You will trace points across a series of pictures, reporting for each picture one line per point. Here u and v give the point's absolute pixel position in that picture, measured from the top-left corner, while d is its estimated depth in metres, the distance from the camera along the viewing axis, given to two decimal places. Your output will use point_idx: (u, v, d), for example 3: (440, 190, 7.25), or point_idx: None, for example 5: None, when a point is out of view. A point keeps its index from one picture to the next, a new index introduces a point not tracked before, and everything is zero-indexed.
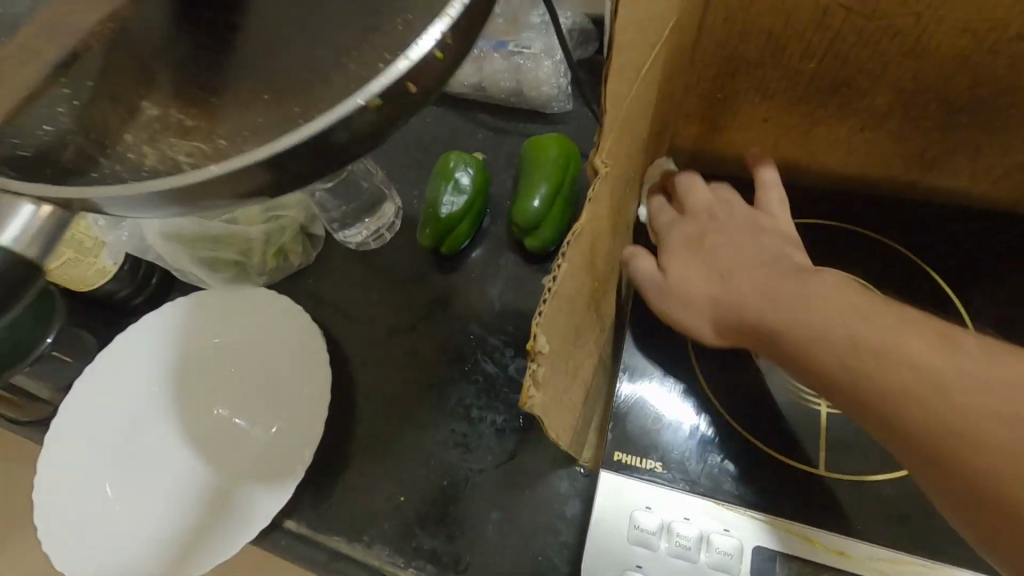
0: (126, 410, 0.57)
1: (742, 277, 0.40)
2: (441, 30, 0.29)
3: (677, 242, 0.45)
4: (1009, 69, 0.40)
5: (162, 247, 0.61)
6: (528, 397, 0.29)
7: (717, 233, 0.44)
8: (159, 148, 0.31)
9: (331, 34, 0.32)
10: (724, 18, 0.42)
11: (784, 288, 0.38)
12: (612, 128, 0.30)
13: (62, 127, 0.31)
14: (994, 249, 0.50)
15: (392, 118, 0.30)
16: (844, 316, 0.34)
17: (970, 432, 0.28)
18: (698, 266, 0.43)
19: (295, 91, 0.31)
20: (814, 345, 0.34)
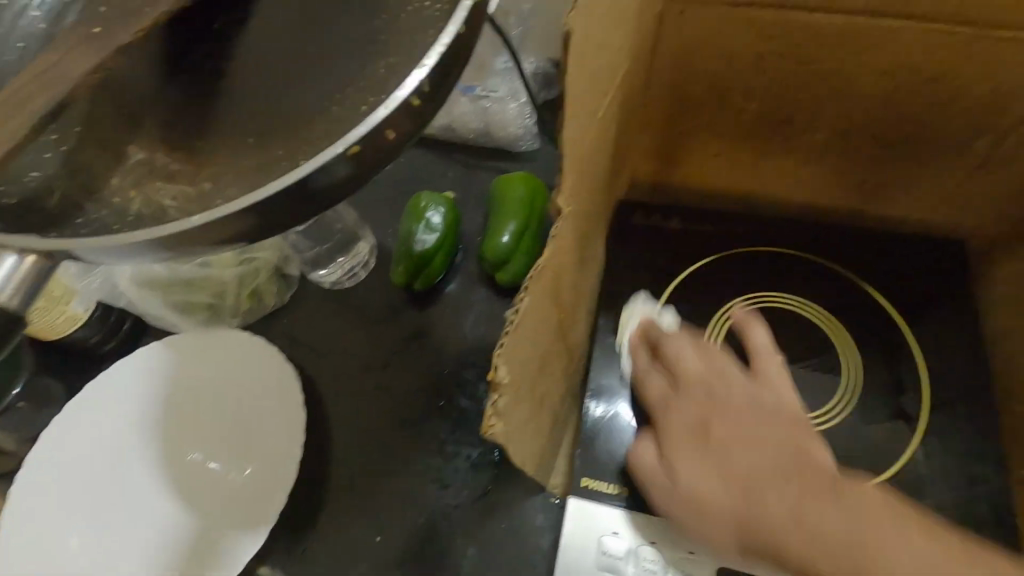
0: (95, 458, 0.56)
1: (753, 467, 0.37)
2: (419, 79, 0.31)
3: (681, 431, 0.40)
4: (930, 108, 0.43)
5: (133, 292, 0.61)
6: (490, 427, 0.30)
7: (719, 422, 0.40)
8: (140, 202, 0.33)
9: (313, 81, 0.34)
10: (673, 63, 0.45)
11: (808, 514, 0.35)
12: (571, 169, 0.32)
13: (48, 171, 0.33)
14: (936, 272, 0.53)
15: (375, 161, 0.31)
16: (870, 530, 0.34)
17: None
18: (706, 463, 0.38)
19: (281, 129, 0.33)
20: (793, 534, 0.35)
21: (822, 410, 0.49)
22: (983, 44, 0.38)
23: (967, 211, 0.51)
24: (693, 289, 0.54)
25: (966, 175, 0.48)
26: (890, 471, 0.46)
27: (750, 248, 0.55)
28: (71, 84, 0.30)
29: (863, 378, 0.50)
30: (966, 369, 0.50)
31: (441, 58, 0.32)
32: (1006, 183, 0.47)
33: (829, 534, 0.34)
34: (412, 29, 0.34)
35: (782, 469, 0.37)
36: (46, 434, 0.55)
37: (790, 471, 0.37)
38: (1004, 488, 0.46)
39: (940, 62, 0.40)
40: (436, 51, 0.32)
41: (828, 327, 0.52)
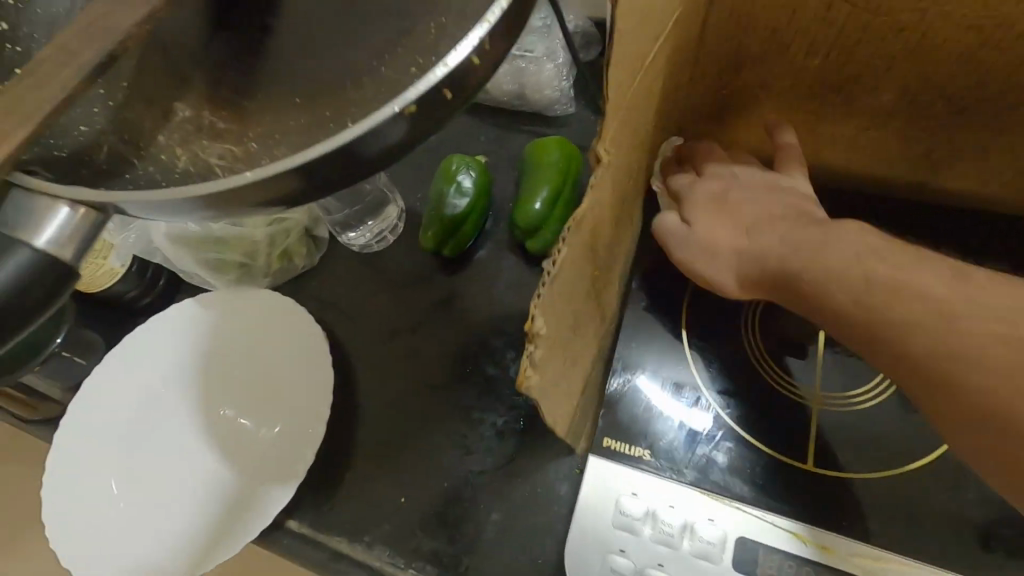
0: (133, 409, 0.57)
1: (766, 234, 0.43)
2: (481, 34, 0.29)
3: (700, 199, 0.47)
4: (1018, 66, 0.39)
5: (167, 248, 0.61)
6: (526, 378, 0.29)
7: (736, 191, 0.47)
8: (197, 156, 0.34)
9: (359, 40, 0.34)
10: (730, 14, 0.42)
11: (792, 242, 0.41)
12: (615, 117, 0.30)
13: (97, 126, 0.33)
14: (1000, 251, 0.49)
15: (423, 124, 0.30)
16: (854, 242, 0.38)
17: (954, 333, 0.32)
18: (721, 221, 0.45)
19: (324, 95, 0.33)
20: (789, 258, 0.40)
21: (861, 391, 0.48)
22: None
23: None
24: None
25: None
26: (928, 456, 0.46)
27: None
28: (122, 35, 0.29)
29: None
30: None
31: (503, 16, 0.30)
32: None
33: (813, 261, 0.39)
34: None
35: (793, 215, 0.43)
36: (91, 380, 0.58)
37: (790, 225, 0.43)
38: None
39: None
40: (496, 7, 0.30)
41: None
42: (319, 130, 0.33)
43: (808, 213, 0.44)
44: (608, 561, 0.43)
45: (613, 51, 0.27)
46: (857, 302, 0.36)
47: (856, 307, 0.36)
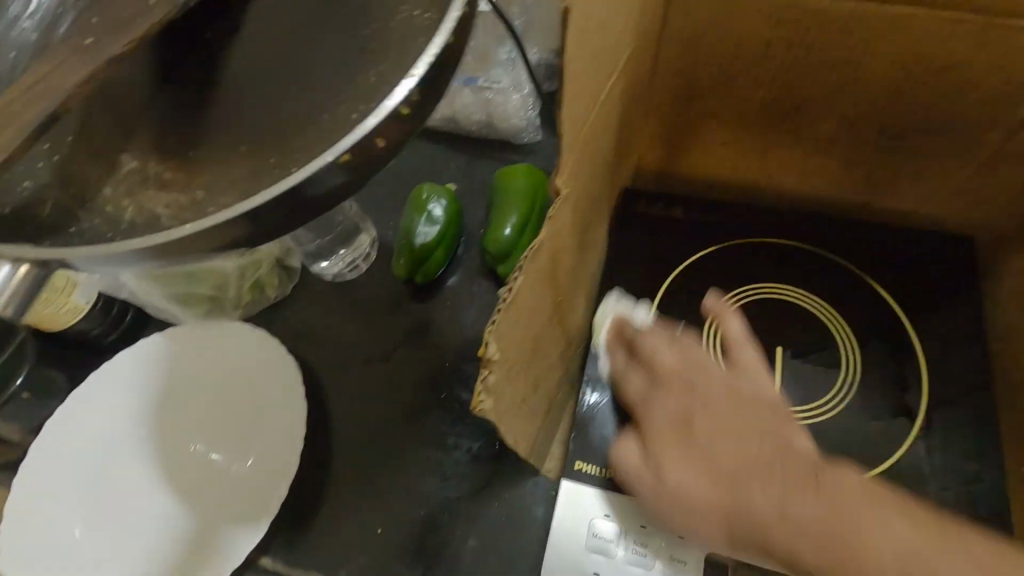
0: (97, 450, 0.56)
1: (760, 491, 0.36)
2: (408, 87, 0.31)
3: (664, 426, 0.38)
4: (939, 98, 0.42)
5: (133, 283, 0.61)
6: (480, 402, 0.30)
7: (705, 417, 0.38)
8: (144, 205, 0.33)
9: (306, 85, 0.34)
10: (678, 51, 0.45)
11: (791, 505, 0.35)
12: (570, 151, 0.32)
13: (41, 179, 0.33)
14: (939, 266, 0.53)
15: (361, 169, 0.31)
16: (844, 487, 0.35)
17: (866, 559, 0.33)
18: (697, 464, 0.37)
19: (274, 142, 0.33)
20: (725, 492, 0.36)
21: (817, 405, 0.49)
22: (996, 32, 0.37)
23: (978, 205, 0.50)
24: (692, 278, 0.54)
25: (977, 166, 0.47)
26: (885, 463, 0.46)
27: (750, 238, 0.55)
28: (65, 94, 0.30)
29: (861, 369, 0.50)
30: (972, 363, 0.49)
31: (428, 69, 0.31)
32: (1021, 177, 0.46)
33: (832, 545, 0.34)
34: (403, 37, 0.34)
35: (757, 451, 0.37)
36: (52, 420, 0.56)
37: (779, 473, 0.36)
38: (1004, 484, 0.45)
39: (950, 51, 0.39)
40: (422, 61, 0.32)
41: (826, 319, 0.52)
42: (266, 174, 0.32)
43: (783, 451, 0.37)
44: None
45: (564, 92, 0.29)
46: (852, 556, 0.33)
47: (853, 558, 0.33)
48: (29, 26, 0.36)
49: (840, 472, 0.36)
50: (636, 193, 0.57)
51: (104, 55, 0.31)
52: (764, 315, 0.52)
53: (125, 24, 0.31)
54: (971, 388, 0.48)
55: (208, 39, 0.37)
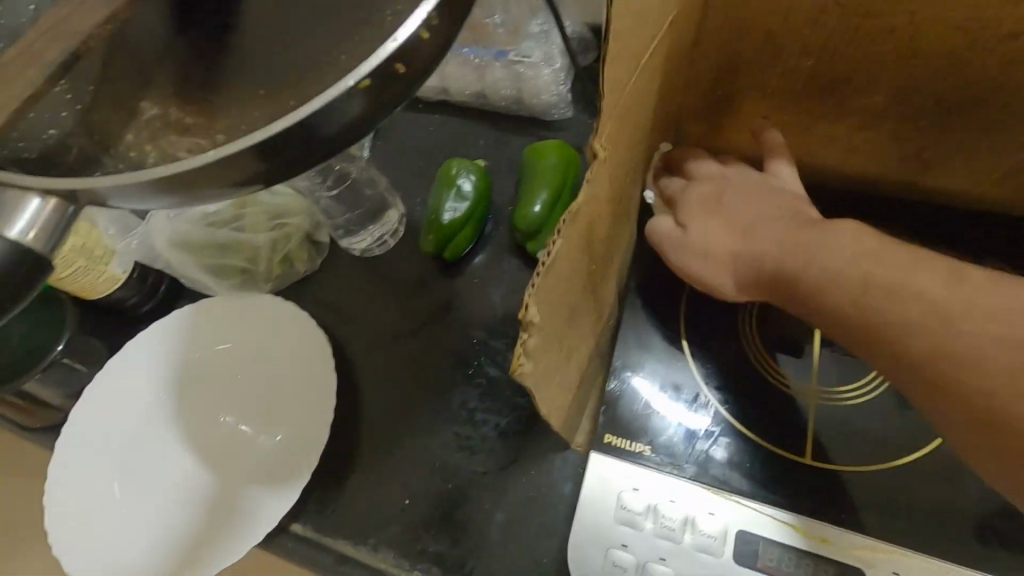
0: (134, 417, 0.58)
1: (790, 240, 0.41)
2: (428, 9, 0.31)
3: (697, 199, 0.47)
4: (1003, 68, 0.40)
5: (170, 254, 0.62)
6: (520, 365, 0.29)
7: (733, 191, 0.47)
8: (166, 150, 0.32)
9: (321, 27, 0.33)
10: (724, 17, 0.43)
11: (846, 261, 0.38)
12: (611, 115, 0.31)
13: (66, 127, 0.33)
14: (989, 248, 0.50)
15: (373, 95, 0.31)
16: (844, 231, 0.39)
17: (960, 322, 0.33)
18: (717, 221, 0.46)
19: (287, 84, 0.32)
20: (786, 257, 0.41)
21: (852, 387, 0.49)
22: None
23: None
24: None
25: None
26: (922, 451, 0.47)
27: None
28: (84, 34, 0.34)
29: None
30: None
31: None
32: None
33: (818, 245, 0.40)
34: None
35: (778, 216, 0.44)
36: (93, 386, 0.58)
37: (796, 224, 0.43)
38: None
39: (1016, 17, 0.36)
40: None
41: None
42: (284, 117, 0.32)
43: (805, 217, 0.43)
44: (611, 554, 0.43)
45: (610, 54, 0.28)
46: (881, 303, 0.35)
47: (882, 307, 0.35)
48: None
49: (852, 221, 0.41)
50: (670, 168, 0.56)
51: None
52: None
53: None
54: None
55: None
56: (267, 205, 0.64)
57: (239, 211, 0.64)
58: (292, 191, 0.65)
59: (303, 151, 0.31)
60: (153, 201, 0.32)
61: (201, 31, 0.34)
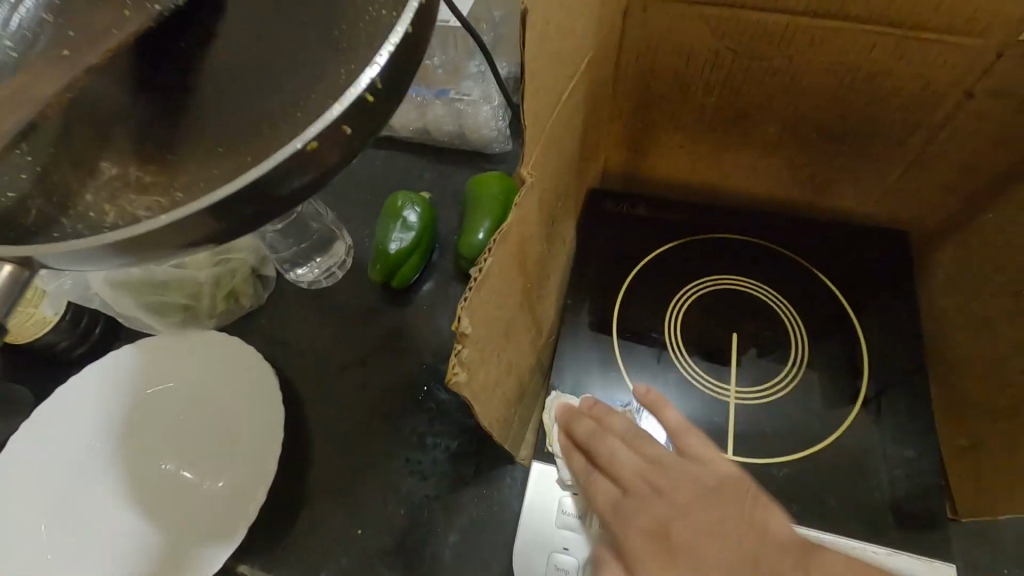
0: (65, 460, 0.55)
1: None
2: (372, 74, 0.33)
3: (640, 542, 0.40)
4: (868, 104, 0.47)
5: (108, 293, 0.60)
6: (454, 374, 0.33)
7: (667, 507, 0.41)
8: (125, 208, 0.34)
9: (279, 81, 0.36)
10: (637, 58, 0.48)
11: (750, 544, 0.38)
12: (533, 145, 0.35)
13: (23, 191, 0.34)
14: (880, 259, 0.57)
15: (323, 168, 0.33)
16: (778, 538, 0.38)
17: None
18: (678, 573, 0.38)
19: (222, 147, 0.35)
20: (750, 566, 0.37)
21: (770, 385, 0.52)
22: (910, 44, 0.41)
23: (907, 203, 0.55)
24: (653, 273, 0.57)
25: (904, 166, 0.51)
26: (837, 431, 0.50)
27: (710, 234, 0.59)
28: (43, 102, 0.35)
29: (808, 354, 0.53)
30: (912, 345, 0.53)
31: (390, 60, 0.33)
32: (939, 176, 0.51)
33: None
34: (369, 35, 0.36)
35: (727, 546, 0.38)
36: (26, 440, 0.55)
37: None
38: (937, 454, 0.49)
39: (874, 61, 0.43)
40: (386, 51, 0.33)
41: (772, 304, 0.55)
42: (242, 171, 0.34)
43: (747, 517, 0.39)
44: (553, 557, 0.45)
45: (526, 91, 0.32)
46: None
47: None
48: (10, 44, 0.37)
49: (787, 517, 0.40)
50: (602, 193, 0.60)
51: (78, 64, 0.36)
52: (722, 305, 0.55)
53: (102, 37, 0.37)
54: (916, 373, 0.52)
55: (183, 48, 0.38)
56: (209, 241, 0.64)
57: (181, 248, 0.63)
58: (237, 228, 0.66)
59: (258, 211, 0.33)
60: (105, 263, 0.32)
61: (162, 85, 0.37)
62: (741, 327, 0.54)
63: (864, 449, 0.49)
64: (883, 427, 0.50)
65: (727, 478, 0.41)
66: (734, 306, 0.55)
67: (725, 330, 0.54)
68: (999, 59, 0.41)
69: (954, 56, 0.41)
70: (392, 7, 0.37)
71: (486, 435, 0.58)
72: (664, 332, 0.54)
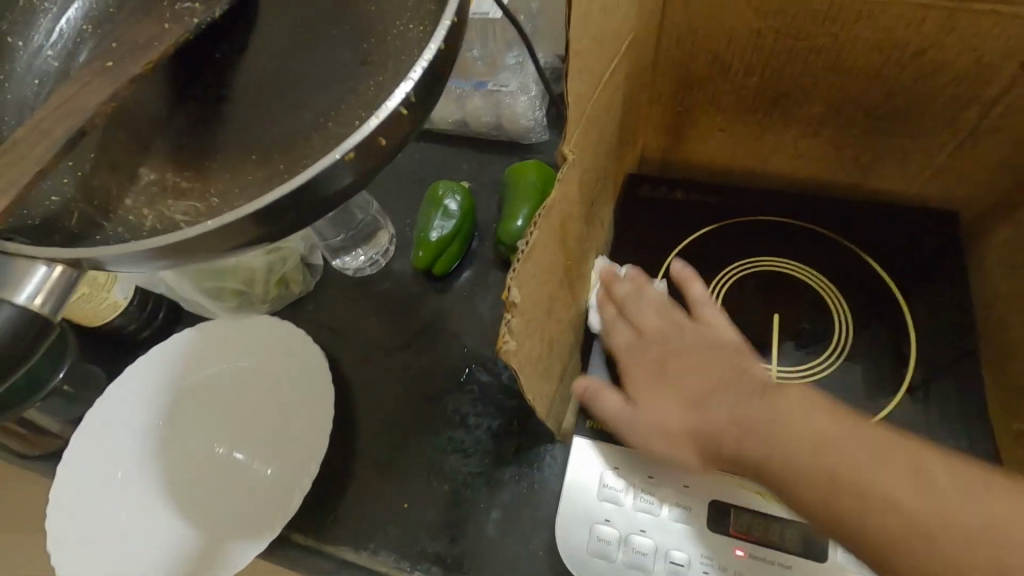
0: (136, 436, 0.60)
1: (747, 418, 0.41)
2: (406, 90, 0.34)
3: (638, 371, 0.46)
4: (916, 82, 0.46)
5: (171, 280, 0.64)
6: (504, 342, 0.35)
7: (674, 356, 0.45)
8: (165, 213, 0.38)
9: (315, 92, 0.38)
10: (677, 41, 0.49)
11: (744, 413, 0.41)
12: (575, 123, 0.36)
13: (66, 196, 0.37)
14: (926, 240, 0.56)
15: (366, 170, 0.35)
16: (822, 434, 0.38)
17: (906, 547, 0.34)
18: (667, 398, 0.44)
19: (289, 131, 0.38)
20: (749, 441, 0.40)
21: (809, 366, 0.52)
22: (962, 17, 0.40)
23: (959, 183, 0.53)
24: (692, 256, 0.57)
25: (954, 145, 0.50)
26: (878, 415, 0.49)
27: (750, 218, 0.58)
28: (89, 113, 0.33)
29: (850, 340, 0.52)
30: (961, 326, 0.52)
31: (424, 74, 0.34)
32: (992, 153, 0.49)
33: (809, 458, 0.38)
34: (397, 50, 0.38)
35: (723, 389, 0.43)
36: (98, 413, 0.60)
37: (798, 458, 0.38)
38: (991, 438, 0.48)
39: (922, 37, 0.43)
40: (418, 68, 0.34)
41: (814, 285, 0.55)
42: (275, 181, 0.37)
43: (750, 383, 0.43)
44: (594, 529, 0.47)
45: (571, 70, 0.33)
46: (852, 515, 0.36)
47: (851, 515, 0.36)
48: (54, 57, 0.43)
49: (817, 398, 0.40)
50: (639, 178, 0.61)
51: (124, 75, 0.35)
52: (761, 289, 0.55)
53: (144, 47, 0.36)
54: (967, 356, 0.51)
55: (229, 46, 0.41)
56: None
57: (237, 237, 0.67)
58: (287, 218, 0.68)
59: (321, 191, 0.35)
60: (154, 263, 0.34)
61: (198, 101, 0.40)
62: (781, 309, 0.54)
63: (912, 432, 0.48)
64: (931, 409, 0.49)
65: (740, 345, 0.46)
66: (773, 289, 0.55)
67: (766, 312, 0.54)
68: None
69: (1009, 29, 0.40)
70: (416, 22, 0.39)
71: (526, 416, 0.59)
72: None
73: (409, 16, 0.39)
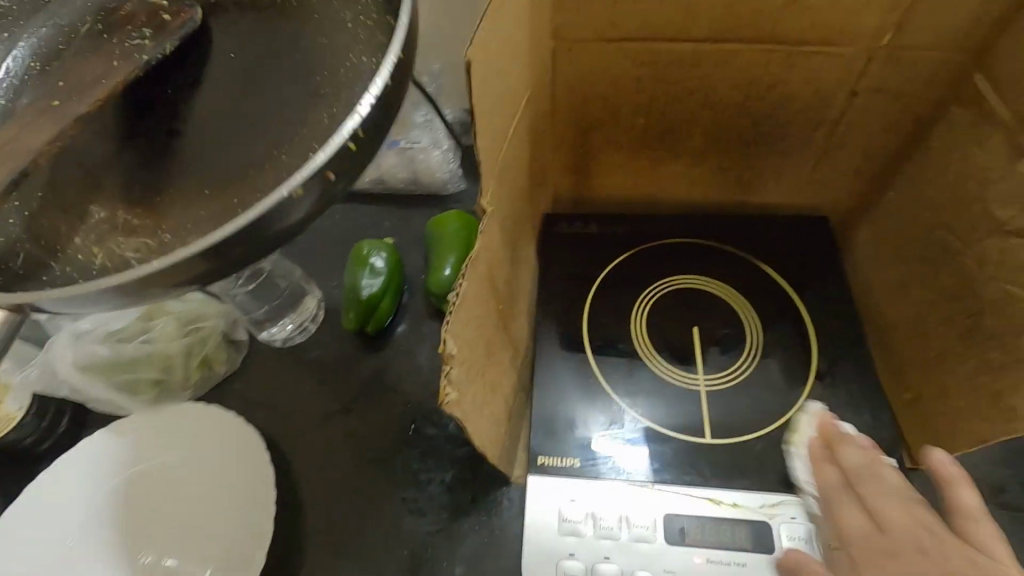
0: (44, 558, 0.53)
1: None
2: (353, 125, 0.33)
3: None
4: (774, 112, 0.54)
5: (75, 379, 0.60)
6: (446, 393, 0.35)
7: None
8: (115, 250, 0.36)
9: (265, 134, 0.38)
10: (570, 92, 0.54)
11: None
12: (487, 174, 0.38)
13: (13, 236, 0.36)
14: (810, 244, 0.63)
15: (314, 205, 0.33)
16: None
17: None
18: None
19: (232, 182, 0.37)
20: None
21: (730, 369, 0.56)
22: (800, 57, 0.48)
23: (826, 193, 0.61)
24: (613, 283, 0.61)
25: (815, 162, 0.58)
26: (796, 407, 0.54)
27: (659, 242, 0.63)
28: (34, 154, 0.33)
29: (762, 341, 0.57)
30: (848, 313, 0.58)
31: (374, 105, 0.33)
32: (848, 166, 0.57)
33: None
34: (349, 81, 0.39)
35: None
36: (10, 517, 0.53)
37: None
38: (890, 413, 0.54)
39: (772, 75, 0.50)
40: (366, 101, 0.33)
41: (723, 295, 0.60)
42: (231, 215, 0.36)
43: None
44: (561, 566, 0.47)
45: (475, 132, 0.36)
46: None
47: None
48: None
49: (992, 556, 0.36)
50: (554, 216, 0.64)
51: (70, 114, 0.35)
52: (678, 306, 0.60)
53: (90, 85, 0.36)
54: (861, 341, 0.57)
55: (172, 95, 0.40)
56: (176, 314, 0.65)
57: (148, 324, 0.64)
58: (204, 298, 0.67)
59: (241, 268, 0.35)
60: (99, 305, 0.32)
61: (154, 136, 0.39)
62: (698, 322, 0.59)
63: (827, 417, 0.53)
64: (840, 392, 0.54)
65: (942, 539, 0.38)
66: (689, 303, 0.60)
67: (687, 326, 0.59)
68: (869, 62, 0.48)
69: (836, 64, 0.48)
70: (372, 54, 0.39)
71: (478, 463, 0.59)
72: (631, 337, 0.58)
73: (361, 49, 0.40)
